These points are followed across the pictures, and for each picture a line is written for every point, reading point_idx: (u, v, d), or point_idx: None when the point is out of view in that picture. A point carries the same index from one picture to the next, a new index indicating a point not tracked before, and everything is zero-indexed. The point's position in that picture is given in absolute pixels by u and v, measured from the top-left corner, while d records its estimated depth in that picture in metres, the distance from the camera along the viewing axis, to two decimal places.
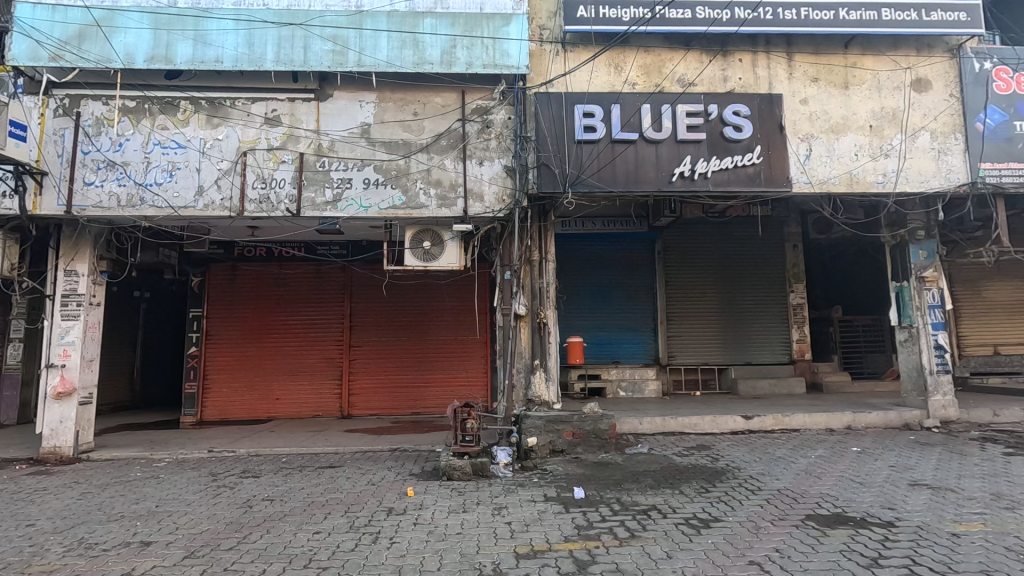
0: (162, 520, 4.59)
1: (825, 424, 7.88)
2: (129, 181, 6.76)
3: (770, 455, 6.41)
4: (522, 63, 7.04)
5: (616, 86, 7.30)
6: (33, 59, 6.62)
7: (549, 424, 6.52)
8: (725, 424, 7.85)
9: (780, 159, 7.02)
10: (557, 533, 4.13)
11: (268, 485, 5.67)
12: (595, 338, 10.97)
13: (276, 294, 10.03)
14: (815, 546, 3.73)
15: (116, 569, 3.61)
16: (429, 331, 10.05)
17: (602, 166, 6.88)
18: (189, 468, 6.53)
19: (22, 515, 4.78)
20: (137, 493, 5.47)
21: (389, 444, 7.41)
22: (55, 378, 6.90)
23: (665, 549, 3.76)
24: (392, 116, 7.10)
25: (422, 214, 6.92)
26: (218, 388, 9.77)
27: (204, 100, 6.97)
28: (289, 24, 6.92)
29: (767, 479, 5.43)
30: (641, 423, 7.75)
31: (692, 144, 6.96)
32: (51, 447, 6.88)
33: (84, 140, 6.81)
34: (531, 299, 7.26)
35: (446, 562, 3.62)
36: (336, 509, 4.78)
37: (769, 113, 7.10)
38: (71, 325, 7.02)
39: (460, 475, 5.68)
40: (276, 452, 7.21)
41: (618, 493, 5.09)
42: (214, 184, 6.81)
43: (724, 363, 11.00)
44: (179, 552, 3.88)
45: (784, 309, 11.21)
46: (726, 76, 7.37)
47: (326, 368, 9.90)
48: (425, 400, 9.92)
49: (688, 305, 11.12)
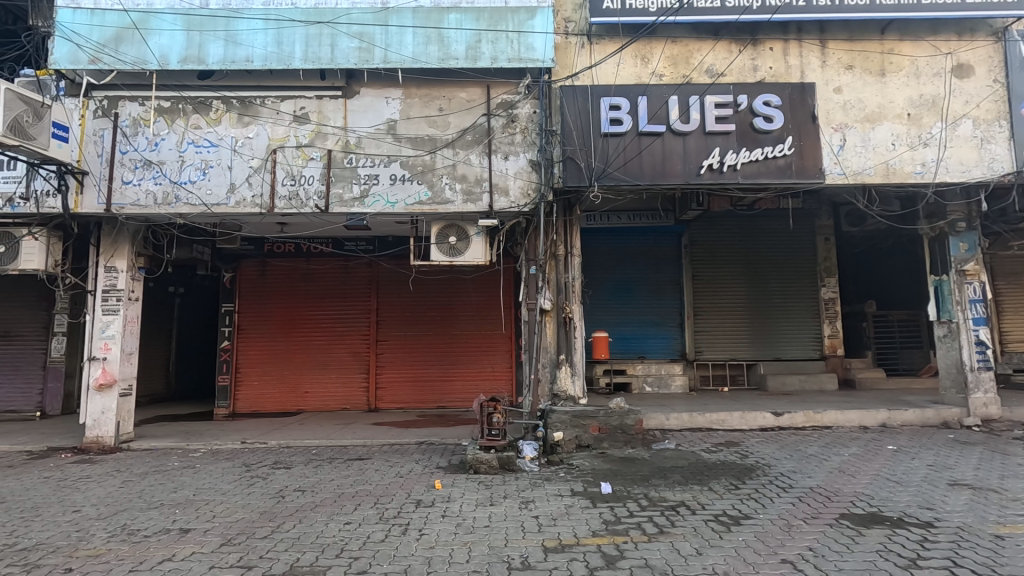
0: (200, 508, 4.74)
1: (859, 422, 7.68)
2: (165, 180, 6.94)
3: (802, 452, 6.29)
4: (547, 56, 7.00)
5: (642, 78, 7.21)
6: (74, 62, 6.87)
7: (575, 419, 6.51)
8: (754, 421, 7.74)
9: (813, 150, 6.84)
10: (585, 527, 4.13)
11: (299, 476, 5.79)
12: (621, 334, 10.89)
13: (304, 289, 10.23)
14: (850, 545, 3.66)
15: (157, 555, 3.74)
16: (454, 326, 10.10)
17: (628, 160, 6.81)
18: (223, 459, 6.72)
19: (69, 501, 4.99)
20: (175, 482, 5.66)
21: (416, 437, 7.50)
22: (98, 370, 7.17)
23: (695, 545, 3.73)
24: (418, 112, 7.15)
25: (447, 209, 6.94)
26: (250, 381, 10.00)
27: (235, 99, 7.11)
28: (317, 22, 7.02)
29: (798, 476, 5.32)
30: (668, 419, 7.70)
31: (721, 135, 6.83)
32: (94, 436, 7.15)
33: (122, 140, 7.01)
34: (557, 293, 7.25)
35: (475, 554, 3.66)
36: (365, 501, 4.86)
37: (801, 103, 6.92)
38: (111, 319, 7.28)
39: (486, 468, 5.73)
40: (306, 444, 7.37)
41: (646, 489, 5.06)
42: (245, 182, 6.96)
43: (753, 358, 10.83)
44: (217, 539, 4.01)
45: (815, 304, 10.95)
46: (756, 66, 7.20)
47: (353, 362, 10.06)
48: (450, 394, 10.01)
49: (715, 300, 10.97)
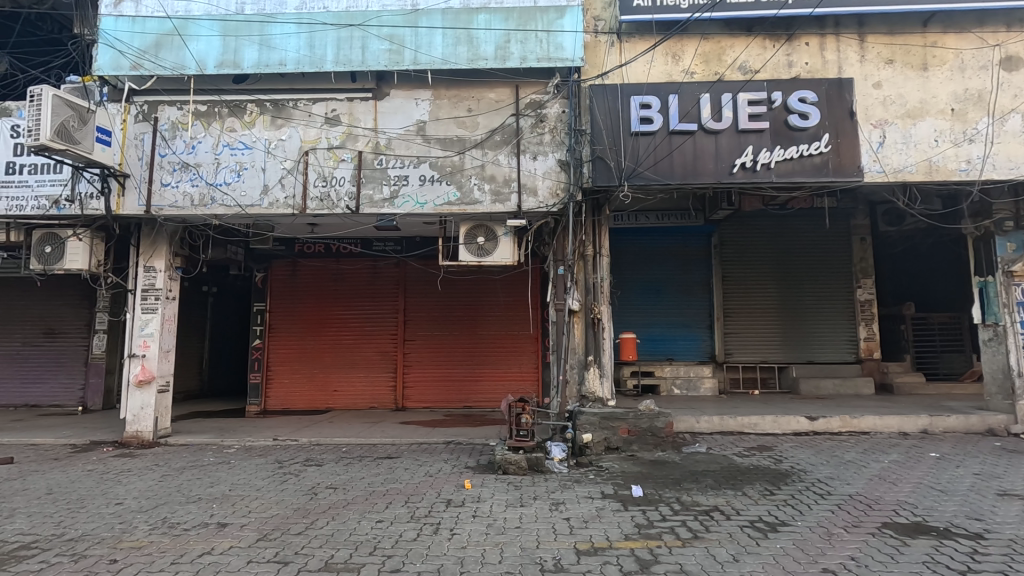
0: (236, 504, 4.84)
1: (898, 428, 7.42)
2: (201, 181, 7.11)
3: (839, 458, 6.12)
4: (576, 55, 6.95)
5: (674, 76, 7.10)
6: (117, 68, 7.14)
7: (604, 421, 6.45)
8: (788, 425, 7.55)
9: (850, 147, 6.65)
10: (617, 530, 4.08)
11: (330, 473, 5.87)
12: (649, 335, 10.77)
13: (334, 289, 10.38)
14: (894, 555, 3.53)
15: (197, 548, 3.83)
16: (481, 326, 10.13)
17: (659, 160, 6.72)
18: (256, 455, 6.86)
19: (112, 494, 5.15)
20: (212, 477, 5.80)
21: (444, 436, 7.54)
22: (137, 367, 7.39)
23: (731, 552, 3.65)
24: (447, 113, 7.18)
25: (476, 210, 6.95)
26: (281, 379, 10.19)
27: (268, 101, 7.23)
28: (348, 25, 7.11)
29: (837, 483, 5.17)
30: (698, 422, 7.56)
31: (754, 133, 6.69)
32: (134, 431, 7.38)
33: (161, 143, 7.20)
34: (585, 294, 7.20)
35: (507, 555, 3.65)
36: (396, 499, 4.89)
37: (838, 99, 6.72)
38: (150, 318, 7.50)
39: (515, 469, 5.71)
40: (336, 442, 7.45)
41: (678, 492, 4.98)
42: (278, 183, 7.08)
43: (785, 360, 10.59)
44: (253, 534, 4.08)
45: (851, 305, 10.65)
46: (792, 61, 7.04)
47: (381, 361, 10.17)
48: (476, 394, 10.03)
49: (745, 301, 10.76)
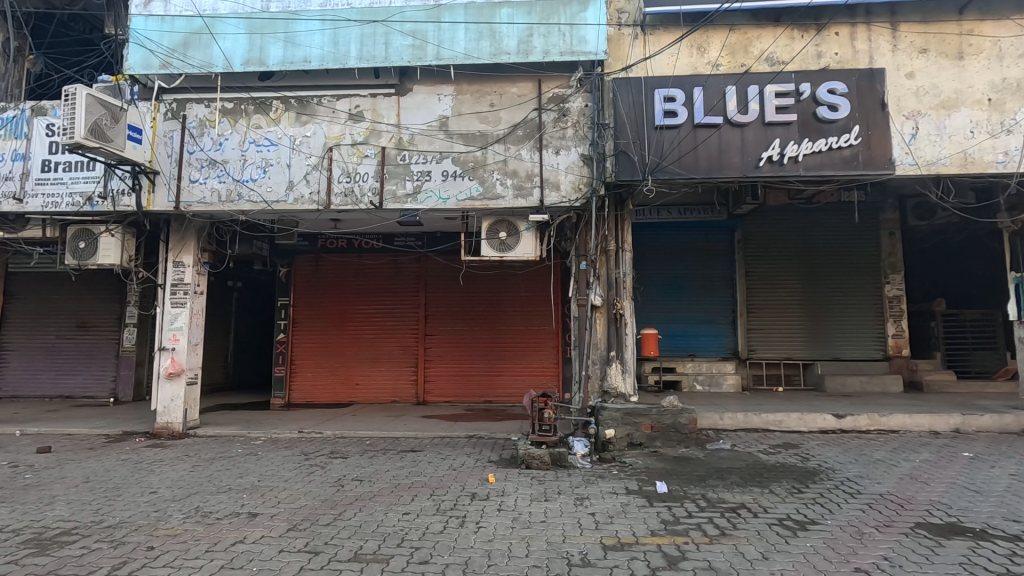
0: (265, 494, 4.94)
1: (929, 427, 7.26)
2: (228, 178, 7.22)
3: (868, 457, 6.01)
4: (600, 48, 6.90)
5: (699, 69, 7.01)
6: (147, 67, 7.30)
7: (627, 417, 6.43)
8: (814, 423, 7.43)
9: (882, 140, 6.48)
10: (643, 526, 4.07)
11: (354, 465, 5.94)
12: (670, 331, 10.68)
13: (356, 284, 10.48)
14: (930, 556, 3.46)
15: (230, 537, 3.91)
16: (501, 321, 10.15)
17: (684, 154, 6.64)
18: (283, 447, 6.97)
19: (146, 483, 5.29)
20: (240, 468, 5.91)
21: (466, 431, 7.58)
22: (167, 360, 7.56)
23: (760, 549, 3.62)
24: (469, 108, 7.18)
25: (498, 205, 6.95)
26: (305, 372, 10.34)
27: (293, 98, 7.31)
28: (371, 21, 7.14)
29: (866, 482, 5.08)
30: (722, 419, 7.50)
31: (781, 126, 6.57)
32: (165, 422, 7.56)
33: (189, 140, 7.33)
34: (608, 289, 7.15)
35: (534, 550, 3.66)
36: (421, 492, 4.93)
37: (869, 90, 6.56)
38: (178, 312, 7.66)
39: (538, 463, 5.72)
40: (359, 435, 7.54)
41: (703, 489, 4.94)
42: (303, 179, 7.15)
43: (810, 358, 10.43)
44: (283, 524, 4.16)
45: (878, 302, 10.43)
46: (821, 52, 6.89)
47: (402, 355, 10.25)
48: (497, 389, 10.04)
49: (770, 297, 10.61)
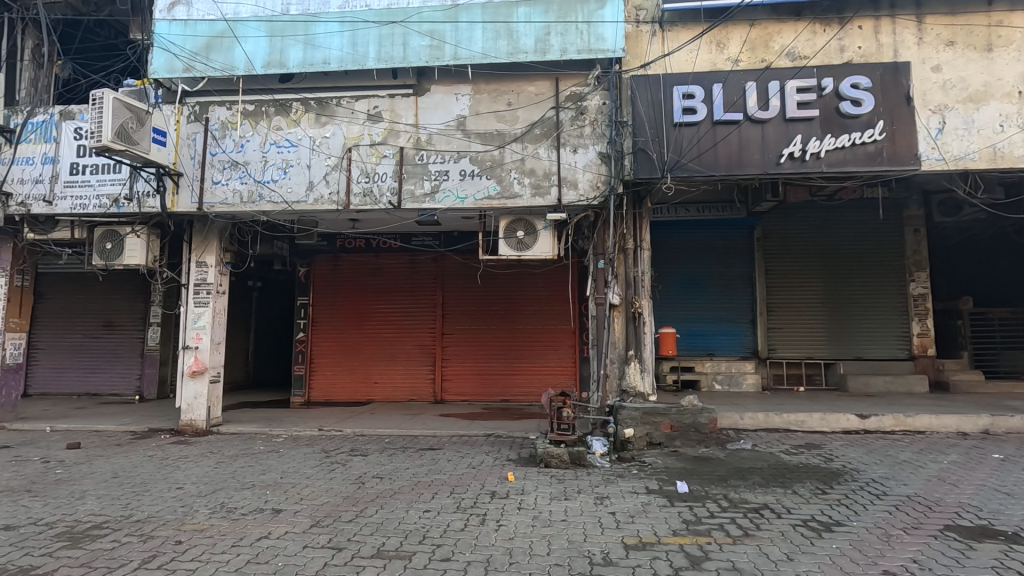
0: (288, 491, 5.00)
1: (956, 428, 7.11)
2: (250, 179, 7.32)
3: (893, 458, 5.90)
4: (617, 46, 6.86)
5: (718, 65, 6.94)
6: (170, 70, 7.42)
7: (646, 416, 6.39)
8: (837, 423, 7.31)
9: (907, 135, 6.36)
10: (664, 526, 4.05)
11: (374, 463, 5.99)
12: (688, 329, 10.59)
13: (374, 284, 10.57)
14: (960, 559, 3.39)
15: (255, 532, 3.97)
16: (518, 320, 10.16)
17: (703, 152, 6.58)
18: (304, 445, 7.06)
19: (172, 479, 5.40)
20: (263, 464, 6.00)
21: (484, 429, 7.60)
22: (191, 358, 7.70)
23: (785, 550, 3.58)
24: (487, 108, 7.19)
25: (516, 204, 6.95)
26: (324, 371, 10.46)
27: (313, 100, 7.39)
28: (389, 22, 7.19)
29: (892, 483, 4.99)
30: (742, 418, 7.42)
31: (803, 122, 6.47)
32: (189, 419, 7.70)
33: (212, 142, 7.45)
34: (626, 288, 7.11)
35: (555, 548, 3.66)
36: (441, 490, 4.96)
37: (894, 84, 6.44)
38: (201, 311, 7.79)
39: (557, 462, 5.72)
40: (379, 433, 7.60)
41: (725, 489, 4.90)
42: (323, 179, 7.23)
43: (831, 357, 10.27)
44: (307, 520, 4.21)
45: (903, 300, 10.23)
46: (843, 46, 6.78)
47: (420, 354, 10.31)
48: (514, 387, 10.05)
49: (790, 295, 10.47)
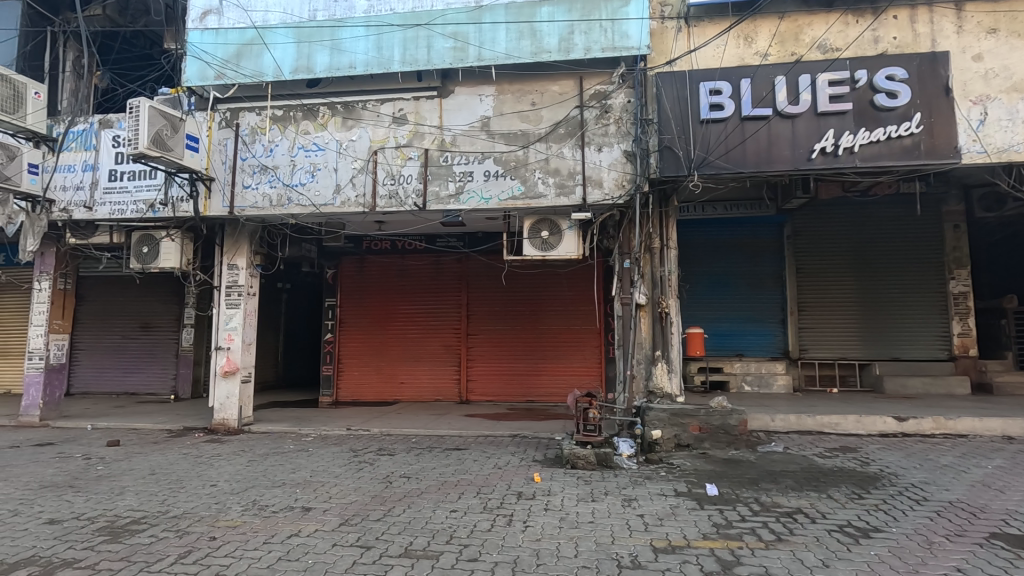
0: (318, 489, 5.08)
1: (1001, 431, 6.82)
2: (279, 183, 7.46)
3: (934, 462, 5.69)
4: (642, 43, 6.79)
5: (746, 60, 6.81)
6: (203, 78, 7.64)
7: (674, 417, 6.30)
8: (873, 425, 7.09)
9: (945, 127, 6.14)
10: (694, 529, 3.98)
11: (401, 463, 6.04)
12: (716, 329, 10.41)
13: (399, 285, 10.66)
14: (1008, 569, 3.25)
15: (285, 530, 4.03)
16: (543, 320, 10.13)
17: (731, 148, 6.45)
18: (332, 444, 7.17)
19: (206, 476, 5.54)
20: (292, 463, 6.11)
21: (509, 430, 7.60)
22: (223, 359, 7.88)
23: (820, 556, 3.48)
24: (511, 108, 7.19)
25: (540, 204, 6.93)
26: (351, 371, 10.60)
27: (339, 104, 7.49)
28: (414, 25, 7.25)
29: (933, 489, 4.81)
30: (773, 420, 7.25)
31: (836, 116, 6.30)
32: (221, 418, 7.89)
33: (242, 148, 7.61)
34: (652, 288, 7.03)
35: (583, 550, 3.63)
36: (467, 490, 4.98)
37: (931, 74, 6.22)
38: (233, 312, 7.98)
39: (584, 463, 5.68)
40: (405, 433, 7.66)
41: (756, 493, 4.79)
42: (349, 182, 7.32)
43: (866, 357, 9.98)
44: (336, 519, 4.26)
45: (942, 298, 9.88)
46: (878, 37, 6.58)
47: (445, 355, 10.37)
48: (539, 388, 10.02)
49: (822, 294, 10.21)
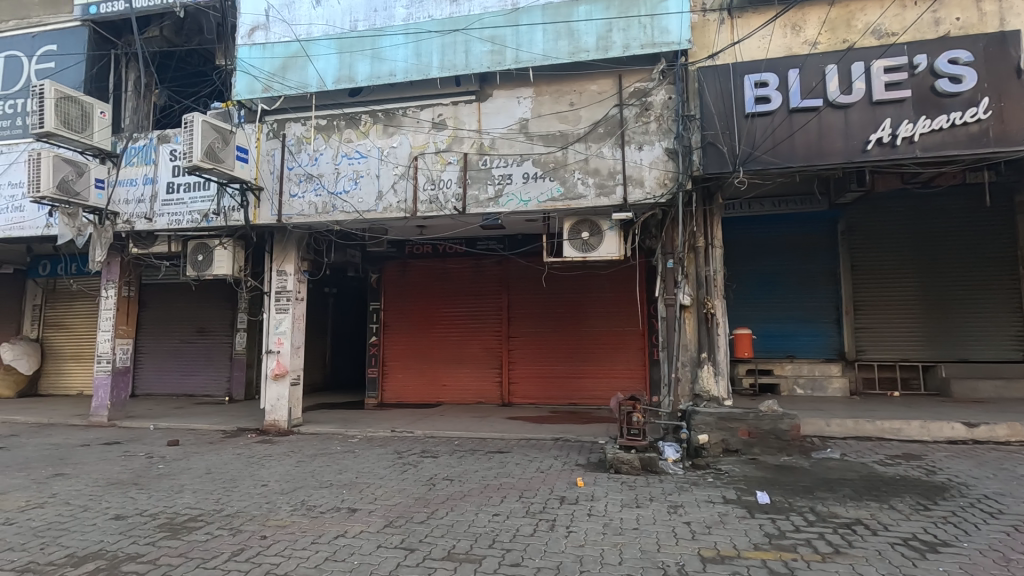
0: (363, 490, 5.17)
1: None
2: (324, 191, 7.66)
3: (1010, 472, 5.29)
4: (683, 37, 6.62)
5: (794, 49, 6.53)
6: (251, 91, 7.94)
7: (721, 421, 6.08)
8: (939, 432, 6.67)
9: (1018, 110, 5.72)
10: (745, 539, 3.83)
11: (445, 465, 6.08)
12: (765, 330, 10.05)
13: (440, 288, 10.78)
14: None
15: (332, 530, 4.11)
16: (584, 322, 10.03)
17: (779, 142, 6.21)
18: (377, 445, 7.30)
19: (258, 476, 5.73)
20: (339, 464, 6.25)
21: (552, 433, 7.54)
22: (273, 362, 8.17)
23: (882, 571, 3.28)
24: (549, 108, 7.15)
25: (580, 204, 6.84)
26: (395, 374, 10.77)
27: (381, 112, 7.64)
28: (452, 31, 7.31)
29: (1009, 501, 4.46)
30: (829, 425, 6.93)
31: (893, 105, 5.96)
32: (273, 420, 8.15)
33: (289, 157, 7.85)
34: (697, 288, 6.85)
35: (627, 558, 3.54)
36: (510, 494, 4.96)
37: (1001, 55, 5.81)
38: (283, 317, 8.25)
39: (628, 468, 5.57)
40: (448, 435, 7.72)
41: (811, 502, 4.57)
42: (391, 188, 7.45)
43: (930, 359, 9.40)
44: (380, 521, 4.32)
45: (1014, 295, 9.21)
46: (938, 19, 6.21)
47: (487, 357, 10.41)
48: (582, 391, 9.92)
49: (879, 293, 9.71)
